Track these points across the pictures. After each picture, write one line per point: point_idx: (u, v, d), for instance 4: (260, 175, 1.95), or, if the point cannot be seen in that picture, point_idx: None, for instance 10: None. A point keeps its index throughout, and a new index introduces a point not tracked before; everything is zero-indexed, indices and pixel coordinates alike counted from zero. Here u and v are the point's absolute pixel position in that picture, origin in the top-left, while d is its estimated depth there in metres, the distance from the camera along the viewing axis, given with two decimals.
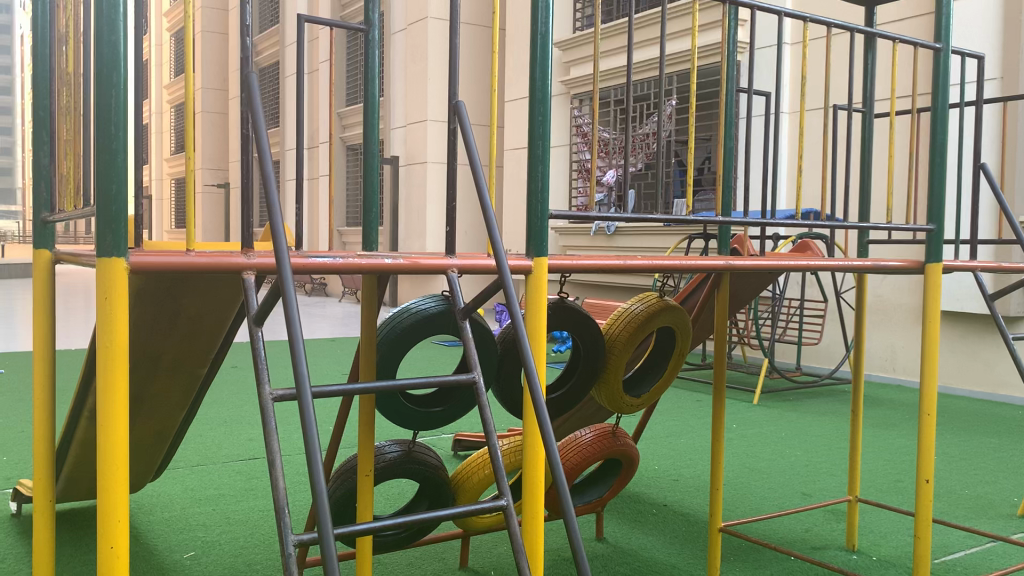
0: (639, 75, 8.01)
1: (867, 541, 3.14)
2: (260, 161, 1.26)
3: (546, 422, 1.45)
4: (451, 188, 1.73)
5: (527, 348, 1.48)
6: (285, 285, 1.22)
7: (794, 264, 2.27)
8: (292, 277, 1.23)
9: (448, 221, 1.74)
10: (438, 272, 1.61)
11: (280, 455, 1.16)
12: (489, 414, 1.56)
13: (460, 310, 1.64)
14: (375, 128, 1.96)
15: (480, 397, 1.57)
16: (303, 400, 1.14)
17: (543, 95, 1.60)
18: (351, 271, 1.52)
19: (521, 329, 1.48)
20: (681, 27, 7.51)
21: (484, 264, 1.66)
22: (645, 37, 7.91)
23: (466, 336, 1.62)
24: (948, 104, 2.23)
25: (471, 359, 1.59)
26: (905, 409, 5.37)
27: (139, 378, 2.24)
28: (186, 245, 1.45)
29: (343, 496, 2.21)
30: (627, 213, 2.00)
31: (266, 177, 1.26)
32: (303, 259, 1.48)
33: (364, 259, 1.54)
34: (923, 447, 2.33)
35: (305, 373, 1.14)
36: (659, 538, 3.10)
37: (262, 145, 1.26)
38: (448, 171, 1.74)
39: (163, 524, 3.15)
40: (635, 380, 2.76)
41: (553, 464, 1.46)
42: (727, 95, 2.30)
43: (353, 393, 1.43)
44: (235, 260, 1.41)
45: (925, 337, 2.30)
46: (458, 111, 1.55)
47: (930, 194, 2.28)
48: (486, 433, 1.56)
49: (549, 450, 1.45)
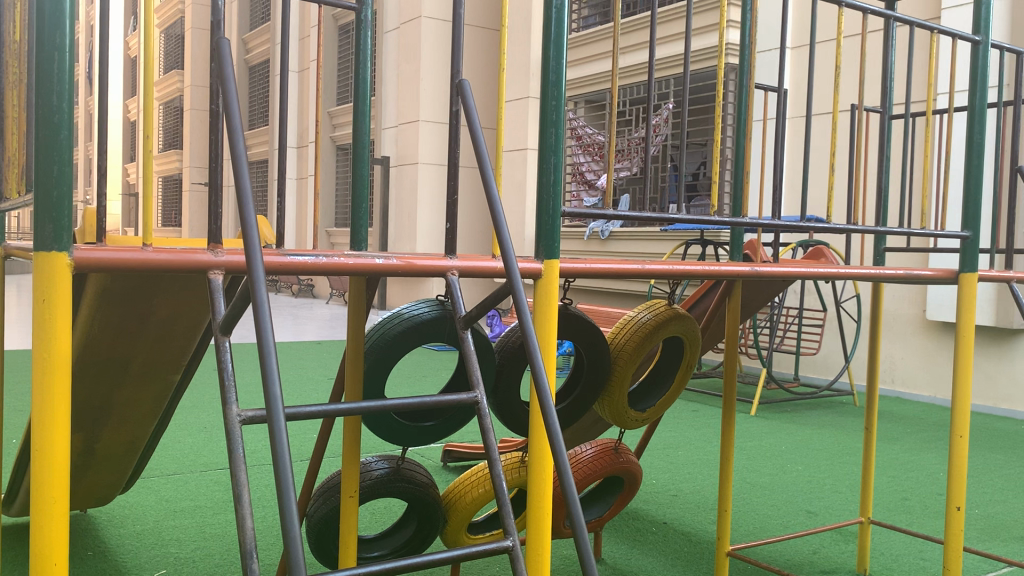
0: (661, 72, 7.58)
1: (878, 565, 2.97)
2: (232, 140, 1.07)
3: (556, 431, 1.26)
4: (451, 181, 1.56)
5: (538, 359, 1.29)
6: (255, 287, 1.02)
7: (814, 273, 2.10)
8: (265, 279, 1.04)
9: (447, 216, 1.56)
10: (437, 274, 1.44)
11: (248, 487, 0.97)
12: (491, 434, 1.38)
13: (461, 319, 1.46)
14: (365, 119, 1.77)
15: (483, 416, 1.40)
16: (273, 423, 0.95)
17: (557, 77, 1.42)
18: (335, 273, 1.35)
19: (530, 334, 1.29)
20: (709, 22, 7.16)
21: (489, 266, 1.49)
22: (669, 32, 7.51)
23: (467, 347, 1.45)
24: (986, 102, 2.10)
25: (472, 374, 1.41)
26: (908, 423, 5.23)
27: (106, 386, 2.06)
28: (143, 240, 1.28)
29: (324, 517, 2.07)
30: (639, 214, 1.84)
31: (238, 158, 1.07)
32: (279, 257, 1.31)
33: (352, 258, 1.36)
34: (954, 473, 2.21)
35: (277, 392, 0.96)
36: (660, 559, 2.93)
37: (233, 123, 1.08)
38: (450, 163, 1.56)
39: (134, 538, 2.96)
40: (639, 392, 2.59)
41: (565, 481, 1.27)
42: (747, 92, 2.13)
43: (336, 415, 1.26)
44: (198, 256, 1.23)
45: (958, 350, 2.16)
46: (462, 91, 1.36)
47: (964, 199, 2.15)
48: (488, 454, 1.38)
49: (560, 465, 1.27)
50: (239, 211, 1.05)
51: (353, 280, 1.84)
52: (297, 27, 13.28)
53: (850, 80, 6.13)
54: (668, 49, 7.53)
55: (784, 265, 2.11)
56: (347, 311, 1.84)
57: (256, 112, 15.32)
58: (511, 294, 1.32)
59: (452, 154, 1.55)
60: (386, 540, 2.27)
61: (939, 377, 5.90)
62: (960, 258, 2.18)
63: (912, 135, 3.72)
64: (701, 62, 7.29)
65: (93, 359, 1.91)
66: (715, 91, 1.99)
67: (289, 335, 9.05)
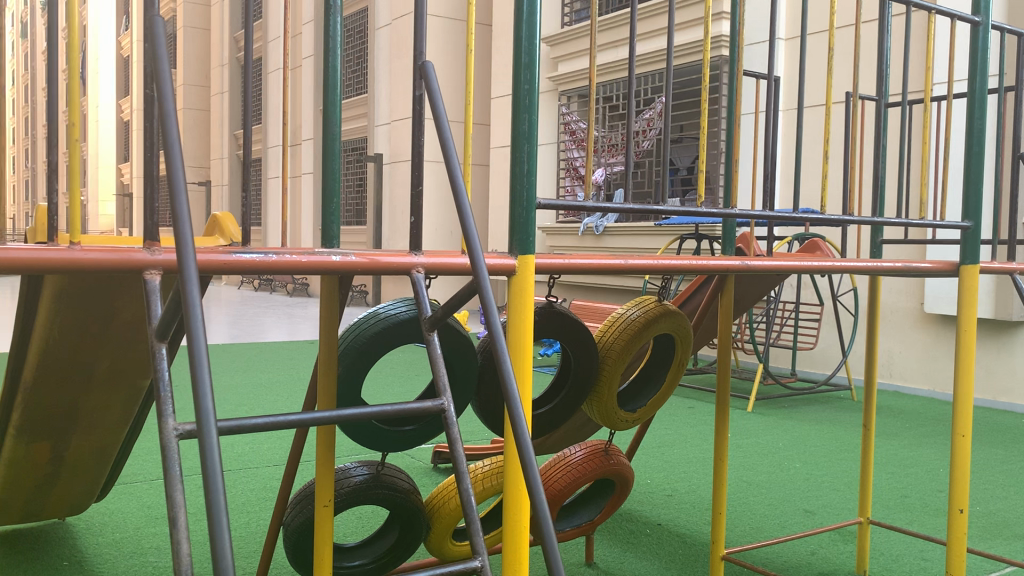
0: (643, 68, 7.62)
1: (878, 565, 2.89)
2: (163, 123, 0.95)
3: (528, 452, 1.14)
4: (416, 173, 1.46)
5: (508, 370, 1.15)
6: (185, 285, 0.90)
7: (809, 266, 2.00)
8: (197, 270, 0.91)
9: (413, 210, 1.47)
10: (402, 272, 1.34)
11: (184, 510, 0.87)
12: (459, 448, 1.28)
13: (426, 321, 1.33)
14: (336, 109, 1.67)
15: (451, 428, 1.29)
16: (205, 438, 0.85)
17: (530, 58, 1.32)
18: (288, 271, 1.25)
19: (501, 343, 1.17)
20: (692, 17, 7.15)
21: (458, 263, 1.39)
22: (651, 28, 7.49)
23: (435, 353, 1.32)
24: (987, 86, 2.02)
25: (441, 382, 1.30)
26: (906, 418, 5.15)
27: (73, 391, 1.97)
28: (72, 240, 1.18)
29: (300, 526, 1.98)
30: (625, 205, 1.74)
31: (170, 142, 0.94)
32: (226, 254, 1.20)
33: (306, 256, 1.26)
34: (956, 471, 2.12)
35: (209, 405, 0.85)
36: (654, 563, 2.85)
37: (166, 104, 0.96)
38: (415, 154, 1.46)
39: (111, 547, 2.87)
40: (629, 392, 2.51)
41: (539, 506, 1.14)
42: (736, 81, 2.05)
43: (292, 425, 1.16)
44: (136, 254, 1.09)
45: (959, 346, 2.08)
46: (425, 73, 1.25)
47: (965, 187, 2.06)
48: (456, 468, 1.28)
49: (533, 488, 1.14)
50: (169, 198, 0.93)
51: (325, 278, 1.70)
52: (289, 25, 13.20)
53: (843, 70, 6.06)
54: (651, 44, 7.52)
55: (780, 258, 2.01)
56: (320, 310, 1.72)
57: (249, 110, 15.25)
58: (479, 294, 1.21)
59: (417, 146, 1.46)
60: (375, 544, 2.18)
61: (937, 371, 5.83)
62: (961, 249, 2.10)
63: (904, 127, 3.67)
64: (686, 57, 7.29)
65: (50, 364, 1.82)
66: (703, 82, 1.90)
67: (282, 335, 8.98)
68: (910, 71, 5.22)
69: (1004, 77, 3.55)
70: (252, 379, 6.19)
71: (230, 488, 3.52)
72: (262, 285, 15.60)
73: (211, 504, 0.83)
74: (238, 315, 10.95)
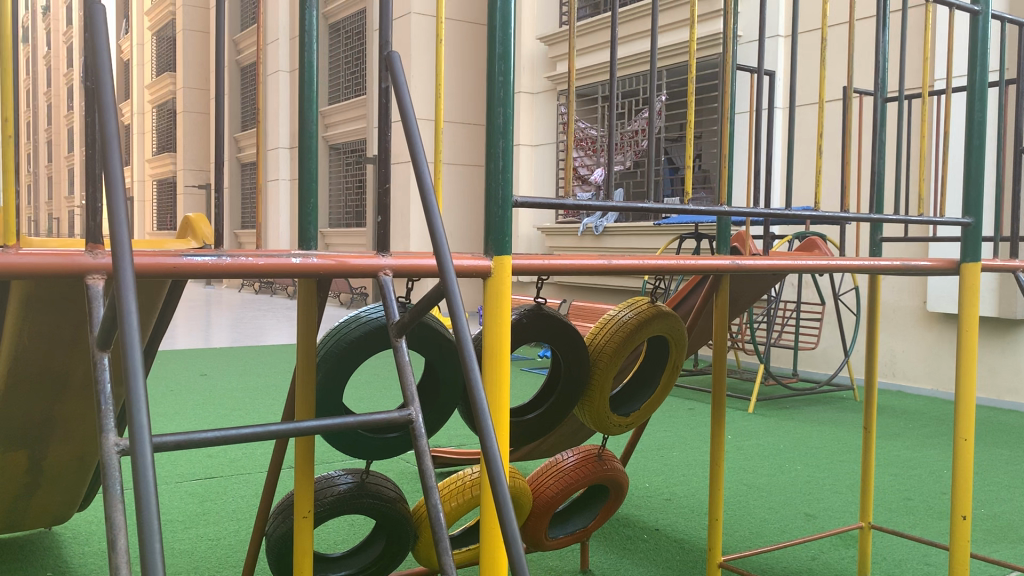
0: (625, 71, 7.76)
1: (880, 571, 2.82)
2: (100, 115, 0.87)
3: (496, 462, 1.06)
4: (385, 172, 1.40)
5: (476, 375, 1.08)
6: (120, 291, 0.83)
7: (806, 266, 1.92)
8: (131, 275, 0.85)
9: (382, 211, 1.41)
10: (368, 274, 1.28)
11: (124, 531, 0.81)
12: (428, 463, 1.17)
13: (394, 326, 1.25)
14: (311, 108, 1.60)
15: (417, 440, 1.18)
16: (138, 454, 0.79)
17: (504, 49, 1.26)
18: (245, 273, 1.18)
19: (469, 349, 1.09)
20: (678, 18, 7.28)
21: (428, 265, 1.33)
22: (632, 31, 7.71)
23: (403, 358, 1.24)
24: (988, 77, 1.96)
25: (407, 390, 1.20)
26: (909, 418, 5.08)
27: (49, 402, 1.92)
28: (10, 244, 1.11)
29: (281, 538, 1.93)
30: (614, 202, 1.65)
31: (108, 139, 0.85)
32: (177, 257, 1.13)
33: (264, 259, 1.20)
34: (959, 475, 2.06)
35: (143, 421, 0.80)
36: (651, 570, 2.78)
37: (103, 95, 0.87)
38: (384, 152, 1.40)
39: (97, 556, 2.81)
40: (622, 397, 2.43)
41: (508, 529, 1.03)
42: (730, 77, 1.99)
43: (246, 437, 1.09)
44: (77, 257, 0.99)
45: (961, 347, 2.01)
46: (391, 64, 1.20)
47: (966, 182, 2.00)
48: (424, 485, 1.17)
49: (502, 508, 1.04)
50: (105, 196, 0.85)
51: (302, 281, 1.63)
52: (287, 27, 13.22)
53: (837, 67, 6.05)
54: (632, 48, 7.73)
55: (776, 257, 1.94)
56: (298, 317, 1.64)
57: (248, 112, 15.26)
58: (446, 296, 1.13)
59: (385, 141, 1.40)
60: (365, 551, 2.13)
61: (940, 370, 5.77)
62: (962, 246, 2.04)
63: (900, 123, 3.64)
64: (671, 58, 7.43)
65: (25, 372, 1.75)
66: (692, 78, 1.82)
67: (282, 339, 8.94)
68: (908, 67, 5.19)
69: (998, 72, 3.52)
70: (248, 382, 6.15)
71: (221, 494, 3.46)
72: (263, 288, 15.60)
73: (144, 527, 0.77)
74: (238, 318, 10.93)
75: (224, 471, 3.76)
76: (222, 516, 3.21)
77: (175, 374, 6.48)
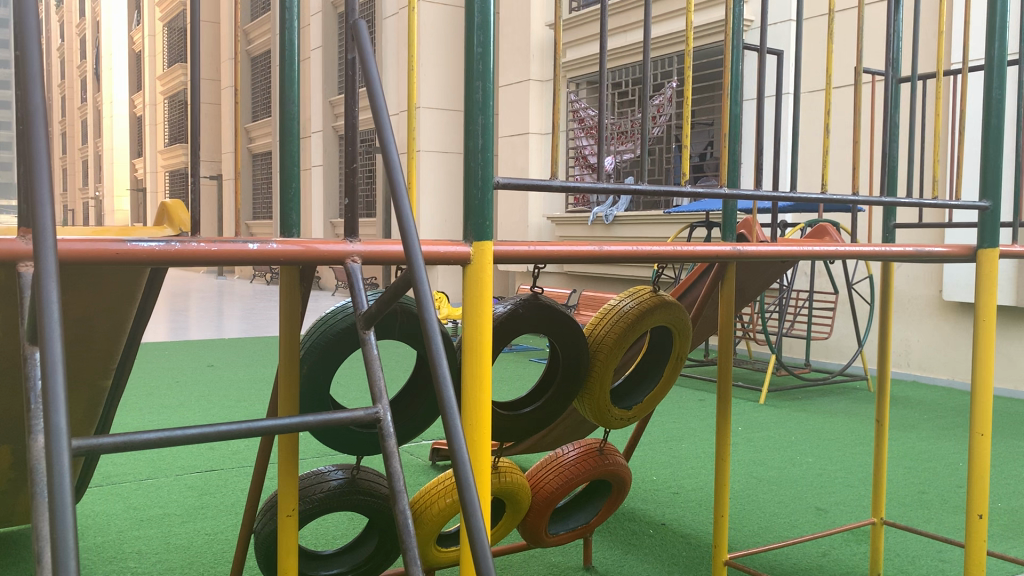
0: (614, 62, 8.01)
1: (893, 568, 2.74)
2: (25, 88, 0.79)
3: (464, 462, 0.99)
4: (353, 152, 1.33)
5: (445, 372, 1.01)
6: (43, 282, 0.76)
7: (815, 251, 1.82)
8: (53, 260, 0.77)
9: (350, 192, 1.33)
10: (335, 261, 1.20)
11: (48, 540, 0.75)
12: (397, 464, 1.10)
13: (362, 317, 1.17)
14: (291, 85, 1.50)
15: (386, 439, 1.10)
16: (57, 456, 0.73)
17: (482, 18, 1.18)
18: (198, 258, 1.09)
19: (437, 346, 1.02)
20: (672, 9, 7.36)
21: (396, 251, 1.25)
22: (628, 21, 7.85)
23: (371, 351, 1.16)
24: (1007, 56, 1.86)
25: (377, 382, 1.13)
26: (924, 409, 4.98)
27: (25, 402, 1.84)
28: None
29: (268, 538, 1.87)
30: (610, 183, 1.55)
31: (32, 119, 0.78)
32: (121, 242, 1.04)
33: (218, 244, 1.10)
34: (974, 472, 1.97)
35: (62, 423, 0.73)
36: (655, 566, 2.70)
37: (29, 66, 0.79)
38: (352, 130, 1.33)
39: (94, 551, 2.76)
40: (623, 391, 2.35)
41: (477, 542, 0.96)
42: (734, 56, 1.89)
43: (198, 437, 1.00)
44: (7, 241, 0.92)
45: (977, 339, 1.92)
46: (359, 35, 1.12)
47: (982, 163, 1.91)
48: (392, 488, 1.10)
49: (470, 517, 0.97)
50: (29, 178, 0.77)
51: (284, 269, 1.55)
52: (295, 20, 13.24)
53: (846, 52, 5.97)
54: (625, 39, 7.87)
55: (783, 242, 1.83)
56: (282, 309, 1.56)
57: (259, 102, 15.30)
58: (414, 284, 1.06)
59: (352, 117, 1.31)
60: (357, 548, 2.07)
61: (956, 359, 5.66)
62: (979, 232, 1.94)
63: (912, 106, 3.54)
64: (664, 48, 7.54)
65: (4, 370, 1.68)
66: (690, 56, 1.70)
67: None
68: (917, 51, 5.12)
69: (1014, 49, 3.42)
70: (255, 373, 6.12)
71: (220, 487, 3.41)
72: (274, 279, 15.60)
73: (58, 542, 0.71)
74: (250, 309, 10.93)
75: (225, 464, 3.71)
76: (218, 511, 3.15)
77: (183, 364, 6.46)
